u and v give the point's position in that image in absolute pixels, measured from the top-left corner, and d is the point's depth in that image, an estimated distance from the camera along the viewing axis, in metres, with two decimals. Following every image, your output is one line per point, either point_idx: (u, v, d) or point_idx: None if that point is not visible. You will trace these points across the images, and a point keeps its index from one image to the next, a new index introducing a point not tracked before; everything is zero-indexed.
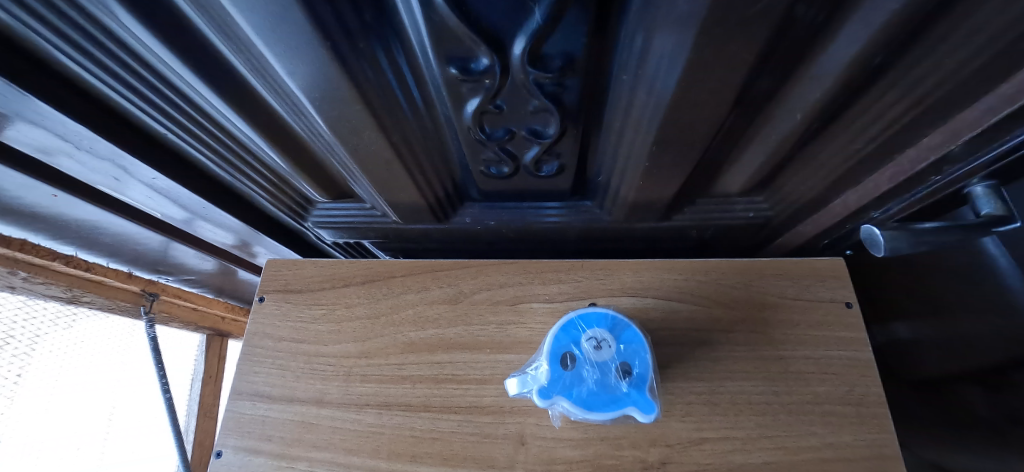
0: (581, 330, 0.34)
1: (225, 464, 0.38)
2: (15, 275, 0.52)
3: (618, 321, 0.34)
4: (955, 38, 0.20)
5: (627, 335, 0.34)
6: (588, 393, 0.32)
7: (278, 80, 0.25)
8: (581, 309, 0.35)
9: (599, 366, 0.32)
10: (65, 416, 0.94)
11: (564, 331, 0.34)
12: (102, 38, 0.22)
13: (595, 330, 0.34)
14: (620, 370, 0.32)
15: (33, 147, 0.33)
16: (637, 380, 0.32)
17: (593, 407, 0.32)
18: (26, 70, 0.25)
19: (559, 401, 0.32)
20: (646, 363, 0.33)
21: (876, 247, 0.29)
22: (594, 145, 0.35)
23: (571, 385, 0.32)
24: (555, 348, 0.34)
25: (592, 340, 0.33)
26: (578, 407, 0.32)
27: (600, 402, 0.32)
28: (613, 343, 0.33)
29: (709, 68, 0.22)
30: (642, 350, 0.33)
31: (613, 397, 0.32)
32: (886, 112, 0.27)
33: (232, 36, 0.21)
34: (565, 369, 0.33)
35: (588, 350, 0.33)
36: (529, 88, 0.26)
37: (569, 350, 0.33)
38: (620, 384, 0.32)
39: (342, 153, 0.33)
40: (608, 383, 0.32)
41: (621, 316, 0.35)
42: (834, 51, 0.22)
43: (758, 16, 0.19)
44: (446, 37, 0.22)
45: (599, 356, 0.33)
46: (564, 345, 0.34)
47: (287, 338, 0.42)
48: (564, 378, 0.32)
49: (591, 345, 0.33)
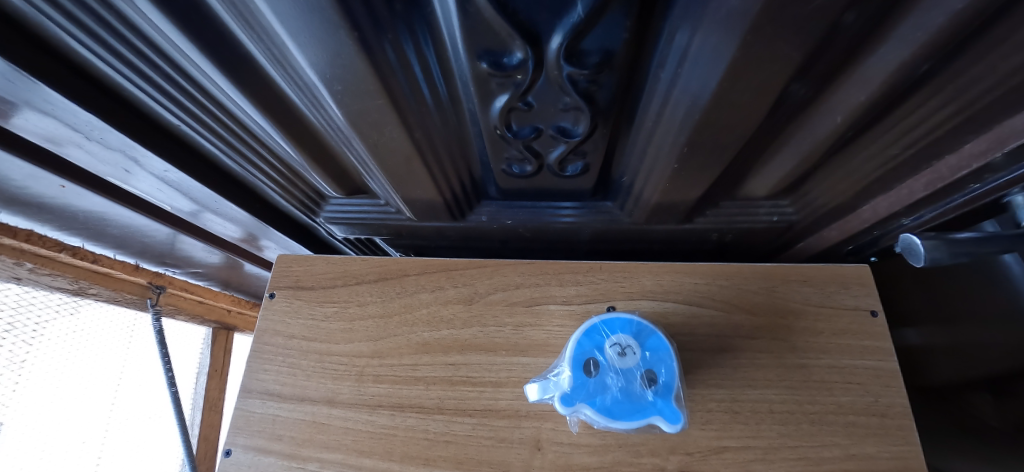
0: (604, 335, 0.34)
1: (235, 463, 0.37)
2: (21, 266, 0.51)
3: (642, 327, 0.34)
4: (1017, 42, 0.19)
5: (652, 342, 0.33)
6: (612, 402, 0.31)
7: (299, 72, 0.24)
8: (605, 314, 0.35)
9: (624, 373, 0.32)
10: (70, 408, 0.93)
11: (587, 336, 0.34)
12: (117, 23, 0.21)
13: (619, 336, 0.33)
14: (645, 377, 0.32)
15: (42, 137, 0.32)
16: (662, 388, 0.31)
17: (617, 415, 0.31)
18: (36, 56, 0.24)
19: (582, 409, 0.31)
20: (671, 371, 0.32)
21: (916, 257, 0.28)
22: (621, 144, 0.34)
23: (594, 392, 0.31)
24: (577, 354, 0.33)
25: (616, 346, 0.33)
26: (602, 415, 0.31)
27: (624, 411, 0.31)
28: (637, 350, 0.33)
29: (754, 69, 0.21)
30: (667, 357, 0.33)
31: (637, 405, 0.31)
32: (930, 117, 0.26)
33: (254, 24, 0.20)
34: (587, 376, 0.32)
35: (612, 356, 0.32)
36: (562, 84, 0.25)
37: (592, 357, 0.33)
38: (644, 393, 0.31)
39: (360, 148, 0.32)
40: (633, 390, 0.31)
41: (645, 322, 0.34)
42: (886, 54, 0.21)
43: (813, 16, 0.18)
44: (479, 29, 0.21)
45: (623, 362, 0.32)
46: (587, 351, 0.33)
47: (298, 336, 0.42)
48: (588, 385, 0.32)
49: (614, 351, 0.33)
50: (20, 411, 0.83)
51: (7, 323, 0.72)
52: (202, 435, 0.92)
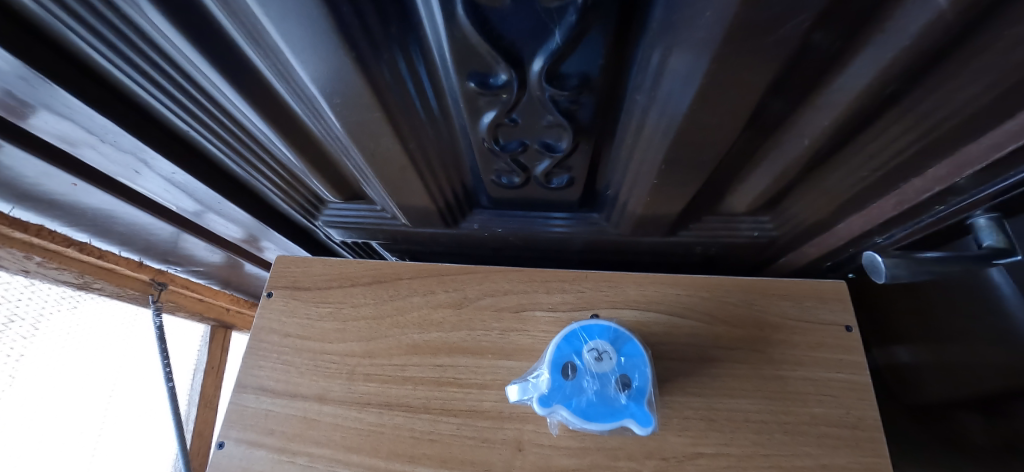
0: (582, 339, 0.35)
1: (227, 455, 0.39)
2: (30, 259, 0.52)
3: (619, 333, 0.35)
4: (965, 74, 0.21)
5: (628, 348, 0.35)
6: (587, 404, 0.33)
7: (301, 85, 0.26)
8: (584, 320, 0.36)
9: (599, 377, 0.33)
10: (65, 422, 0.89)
11: (566, 341, 0.35)
12: (135, 38, 0.23)
13: (597, 341, 0.35)
14: (620, 382, 0.33)
15: (57, 137, 0.34)
16: (636, 393, 0.33)
17: (590, 417, 0.32)
18: (59, 64, 0.26)
19: (559, 410, 0.33)
20: (645, 377, 0.34)
21: (877, 273, 0.30)
22: (605, 159, 0.36)
23: (571, 394, 0.33)
24: (556, 357, 0.35)
25: (593, 350, 0.34)
26: (577, 416, 0.32)
27: (599, 413, 0.32)
28: (614, 354, 0.34)
29: (722, 92, 0.23)
30: (642, 363, 0.34)
31: (611, 408, 0.32)
32: (894, 140, 0.28)
33: (262, 42, 0.22)
34: (565, 378, 0.34)
35: (589, 360, 0.34)
36: (545, 104, 0.27)
37: (570, 361, 0.34)
38: (619, 396, 0.33)
39: (358, 156, 0.34)
40: (607, 393, 0.33)
41: (622, 329, 0.36)
42: (847, 81, 0.23)
43: (772, 47, 0.19)
44: (468, 53, 0.23)
45: (600, 367, 0.34)
46: (565, 354, 0.34)
47: (293, 334, 0.43)
48: (563, 387, 0.33)
49: (592, 356, 0.34)
50: (23, 412, 0.80)
51: (10, 306, 0.71)
52: (196, 431, 0.92)
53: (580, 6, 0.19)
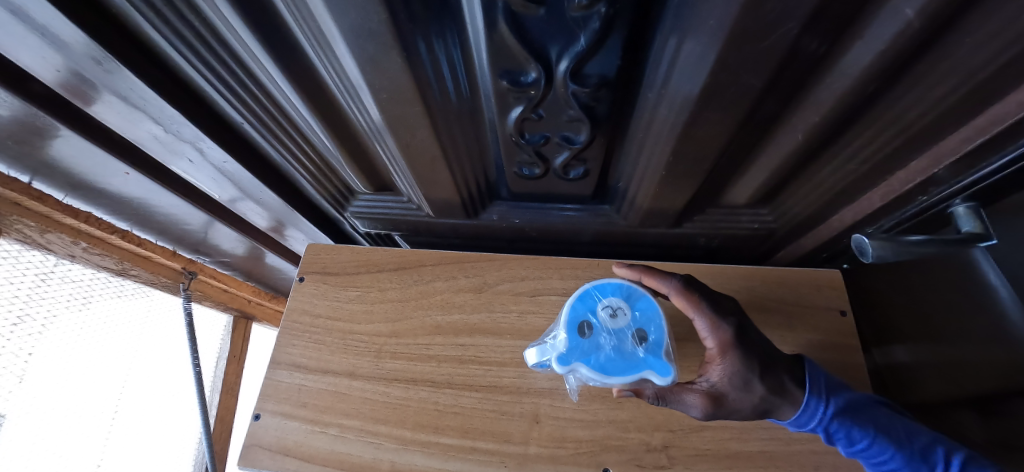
0: (594, 299, 0.39)
1: (263, 425, 0.41)
2: (76, 245, 0.55)
3: (631, 291, 0.39)
4: (937, 73, 0.24)
5: (642, 303, 0.38)
6: (606, 359, 0.36)
7: (351, 83, 0.30)
8: (595, 281, 0.40)
9: (615, 333, 0.37)
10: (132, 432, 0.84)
11: (580, 301, 0.39)
12: (212, 40, 0.27)
13: (611, 299, 0.38)
14: (636, 336, 0.37)
15: (123, 126, 0.38)
16: (653, 346, 0.36)
17: (610, 371, 0.35)
18: (141, 62, 0.30)
19: (579, 366, 0.35)
20: (661, 330, 0.37)
21: (864, 255, 0.33)
22: (618, 153, 0.39)
23: (589, 351, 0.36)
24: (573, 317, 0.38)
25: (606, 308, 0.38)
26: (596, 371, 0.35)
27: (617, 367, 0.35)
28: (627, 311, 0.38)
29: (724, 91, 0.26)
30: (655, 316, 0.38)
31: (629, 362, 0.35)
32: (879, 135, 0.31)
33: (324, 46, 0.26)
34: (583, 336, 0.37)
35: (603, 317, 0.38)
36: (567, 99, 0.30)
37: (586, 319, 0.38)
38: (636, 350, 0.36)
39: (393, 148, 0.37)
40: (624, 347, 0.36)
41: (632, 287, 0.39)
42: (833, 82, 0.26)
43: (767, 50, 0.23)
44: (504, 54, 0.26)
45: (616, 323, 0.37)
46: (580, 314, 0.38)
47: (324, 315, 0.46)
48: (583, 345, 0.36)
49: (607, 313, 0.38)
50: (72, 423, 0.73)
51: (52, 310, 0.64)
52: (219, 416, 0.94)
53: (604, 14, 0.23)
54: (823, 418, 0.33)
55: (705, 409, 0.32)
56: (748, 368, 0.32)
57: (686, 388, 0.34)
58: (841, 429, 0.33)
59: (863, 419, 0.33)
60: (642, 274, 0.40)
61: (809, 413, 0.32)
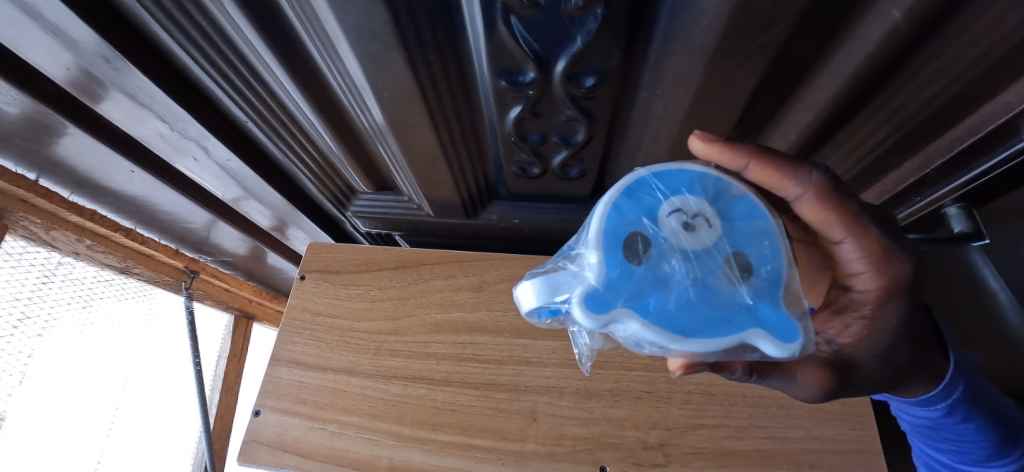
0: (656, 198, 0.26)
1: (263, 421, 0.42)
2: (81, 242, 0.56)
3: (722, 188, 0.26)
4: (926, 74, 0.25)
5: (738, 210, 0.26)
6: (681, 304, 0.24)
7: (352, 82, 0.30)
8: (657, 167, 0.26)
9: (700, 260, 0.24)
10: (135, 432, 0.83)
11: (630, 199, 0.26)
12: (217, 39, 0.27)
13: (689, 202, 0.25)
14: (733, 265, 0.24)
15: (129, 123, 0.39)
16: (764, 285, 0.24)
17: (686, 323, 0.24)
18: (147, 60, 0.30)
19: (636, 317, 0.24)
20: (775, 259, 0.25)
21: None
22: (615, 154, 0.40)
23: (653, 290, 0.24)
24: (623, 228, 0.25)
25: (679, 214, 0.25)
26: (669, 326, 0.23)
27: (701, 317, 0.24)
28: (714, 220, 0.25)
29: (719, 91, 0.27)
30: (763, 230, 0.25)
31: (725, 312, 0.24)
32: (871, 136, 0.31)
33: (327, 46, 0.26)
34: (640, 261, 0.25)
35: (673, 230, 0.25)
36: (565, 99, 0.31)
37: (644, 232, 0.25)
38: (735, 294, 0.24)
39: (394, 146, 0.37)
40: (711, 284, 0.24)
41: (723, 182, 0.26)
42: (824, 83, 0.27)
43: (759, 51, 0.23)
44: (503, 54, 0.27)
45: (698, 241, 0.25)
46: (632, 221, 0.25)
47: (324, 313, 0.47)
48: (637, 276, 0.24)
49: (681, 226, 0.25)
50: (81, 421, 0.73)
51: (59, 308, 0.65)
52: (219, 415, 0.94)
53: (600, 16, 0.23)
54: (953, 401, 0.33)
55: (828, 386, 0.27)
56: (893, 331, 0.27)
57: (805, 364, 0.27)
58: (961, 412, 0.34)
59: (982, 405, 0.34)
60: (759, 160, 0.22)
61: (944, 395, 0.33)
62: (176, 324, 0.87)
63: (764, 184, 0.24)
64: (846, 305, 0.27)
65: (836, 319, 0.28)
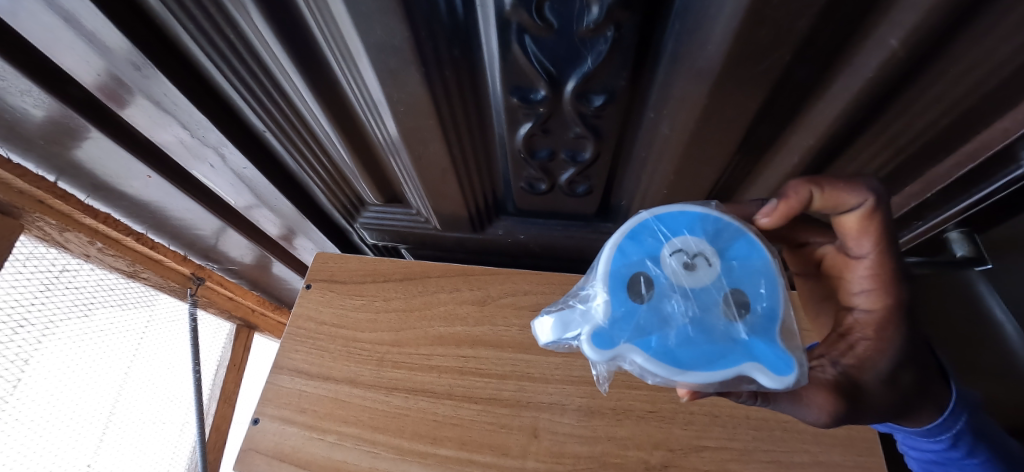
0: (658, 240, 0.26)
1: (261, 430, 0.41)
2: (92, 245, 0.56)
3: (722, 227, 0.27)
4: (922, 100, 0.26)
5: (736, 249, 0.26)
6: (680, 341, 0.24)
7: (369, 96, 0.31)
8: (659, 210, 0.27)
9: (698, 298, 0.24)
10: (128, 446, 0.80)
11: (633, 241, 0.26)
12: (244, 51, 0.29)
13: (688, 242, 0.26)
14: (731, 303, 0.25)
15: (151, 129, 0.40)
16: (758, 321, 0.25)
17: (684, 360, 0.24)
18: (176, 69, 0.32)
19: (635, 352, 0.24)
20: (770, 295, 0.25)
21: None
22: (622, 171, 0.41)
23: (652, 327, 0.24)
24: (624, 269, 0.26)
25: (679, 254, 0.25)
26: (667, 361, 0.24)
27: (699, 353, 0.24)
28: (713, 259, 0.25)
29: (723, 113, 0.28)
30: (761, 269, 0.26)
31: (720, 347, 0.24)
32: (872, 159, 0.32)
33: (348, 61, 0.28)
34: (641, 300, 0.25)
35: (673, 270, 0.25)
36: (573, 117, 0.32)
37: (644, 271, 0.25)
38: (731, 329, 0.24)
39: (406, 159, 0.38)
40: (709, 321, 0.24)
41: (722, 221, 0.27)
42: (826, 107, 0.27)
43: (762, 77, 0.24)
44: (516, 72, 0.28)
45: (696, 280, 0.25)
46: (633, 262, 0.26)
47: (329, 322, 0.47)
48: (638, 315, 0.25)
49: (680, 265, 0.25)
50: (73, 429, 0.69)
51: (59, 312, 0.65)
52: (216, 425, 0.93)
53: (610, 39, 0.24)
54: (954, 434, 0.33)
55: (837, 411, 0.25)
56: (897, 357, 0.26)
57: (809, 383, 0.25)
58: (963, 445, 0.33)
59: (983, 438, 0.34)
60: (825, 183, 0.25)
61: (944, 428, 0.32)
62: (177, 333, 0.85)
63: (827, 205, 0.26)
64: (849, 329, 0.27)
65: (842, 341, 0.27)
